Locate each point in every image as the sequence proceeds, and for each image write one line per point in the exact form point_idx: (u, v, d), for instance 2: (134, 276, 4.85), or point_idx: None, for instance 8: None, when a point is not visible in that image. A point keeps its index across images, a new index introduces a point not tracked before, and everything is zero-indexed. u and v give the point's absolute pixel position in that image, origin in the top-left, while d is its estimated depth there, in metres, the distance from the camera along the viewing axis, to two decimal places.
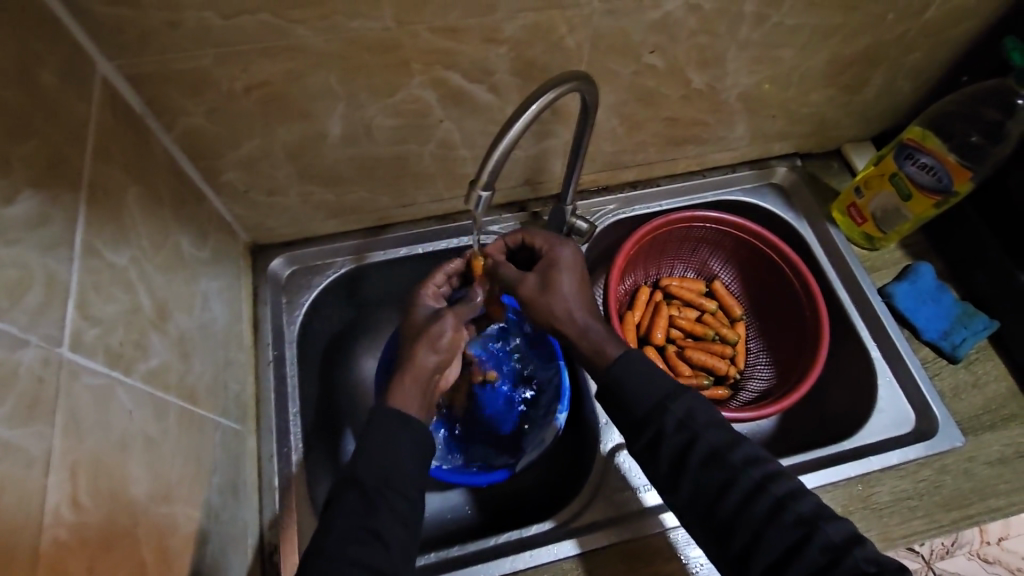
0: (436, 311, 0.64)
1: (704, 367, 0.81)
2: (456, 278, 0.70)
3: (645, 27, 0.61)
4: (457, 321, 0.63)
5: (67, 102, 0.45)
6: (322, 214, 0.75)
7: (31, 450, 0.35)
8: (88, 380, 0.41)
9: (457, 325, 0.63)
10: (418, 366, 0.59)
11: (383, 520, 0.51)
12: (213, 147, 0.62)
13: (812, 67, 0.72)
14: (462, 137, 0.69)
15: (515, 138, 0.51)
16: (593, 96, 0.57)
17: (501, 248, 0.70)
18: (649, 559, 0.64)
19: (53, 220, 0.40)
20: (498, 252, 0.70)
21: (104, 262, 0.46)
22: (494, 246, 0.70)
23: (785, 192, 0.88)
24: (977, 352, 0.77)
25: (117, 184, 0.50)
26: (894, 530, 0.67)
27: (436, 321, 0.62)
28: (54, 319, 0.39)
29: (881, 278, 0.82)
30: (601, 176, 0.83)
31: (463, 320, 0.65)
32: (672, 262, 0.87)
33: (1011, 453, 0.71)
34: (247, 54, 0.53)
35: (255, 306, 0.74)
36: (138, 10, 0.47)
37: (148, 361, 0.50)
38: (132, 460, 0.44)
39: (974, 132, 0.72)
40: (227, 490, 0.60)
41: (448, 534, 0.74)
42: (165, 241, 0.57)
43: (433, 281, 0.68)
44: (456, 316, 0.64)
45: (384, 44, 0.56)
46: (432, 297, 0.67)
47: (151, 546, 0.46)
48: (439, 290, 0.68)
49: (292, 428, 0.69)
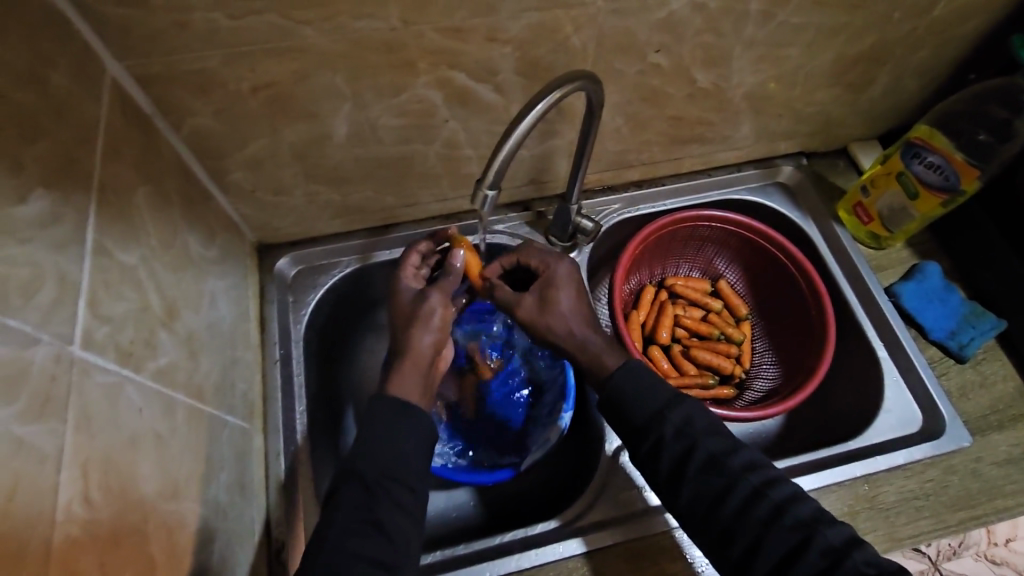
0: (423, 290, 0.64)
1: (709, 366, 0.81)
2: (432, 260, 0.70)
3: (650, 27, 0.61)
4: (444, 296, 0.62)
5: (78, 101, 0.45)
6: (328, 213, 0.76)
7: (43, 448, 0.35)
8: (98, 377, 0.41)
9: (445, 301, 0.62)
10: (415, 349, 0.59)
11: (385, 510, 0.51)
12: (220, 147, 0.62)
13: (818, 66, 0.72)
14: (467, 137, 0.69)
15: (521, 138, 0.51)
16: (599, 96, 0.57)
17: (498, 270, 0.70)
18: (655, 558, 0.64)
19: (65, 219, 0.41)
20: (494, 274, 0.70)
21: (114, 261, 0.46)
22: (489, 269, 0.70)
23: (791, 192, 0.88)
24: (984, 352, 0.77)
25: (126, 184, 0.50)
26: (901, 530, 0.67)
27: (423, 300, 0.62)
28: (66, 318, 0.39)
29: (887, 278, 0.81)
30: (606, 175, 0.83)
31: (449, 293, 0.64)
32: (677, 261, 0.87)
33: (1018, 454, 0.71)
34: (255, 54, 0.54)
35: (261, 305, 0.74)
36: (145, 11, 0.48)
37: (157, 359, 0.50)
38: (142, 458, 0.45)
39: (982, 128, 0.72)
40: (234, 488, 0.60)
41: (452, 532, 0.74)
42: (174, 240, 0.57)
43: (408, 263, 0.67)
44: (443, 292, 0.63)
45: (389, 44, 0.56)
46: (411, 278, 0.66)
47: (159, 542, 0.46)
48: (417, 271, 0.68)
49: (298, 426, 0.69)
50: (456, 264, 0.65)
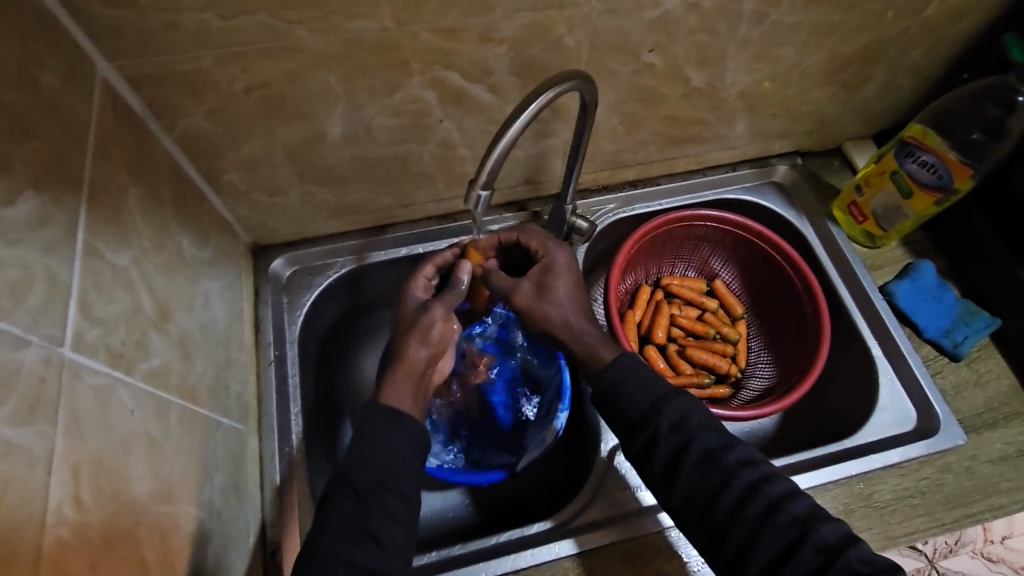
0: (426, 301, 0.64)
1: (704, 365, 0.81)
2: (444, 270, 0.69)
3: (644, 26, 0.61)
4: (446, 311, 0.62)
5: (69, 102, 0.45)
6: (323, 214, 0.75)
7: (33, 450, 0.35)
8: (89, 379, 0.41)
9: (446, 316, 0.62)
10: (409, 360, 0.59)
11: (377, 516, 0.51)
12: (213, 148, 0.62)
13: (812, 65, 0.72)
14: (461, 137, 0.69)
15: (513, 139, 0.51)
16: (592, 95, 0.57)
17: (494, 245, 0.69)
18: (649, 557, 0.64)
19: (54, 219, 0.41)
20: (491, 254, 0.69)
21: (105, 262, 0.46)
22: (484, 247, 0.69)
23: (786, 191, 0.88)
24: (978, 350, 0.77)
25: (118, 185, 0.50)
26: (896, 528, 0.67)
27: (425, 313, 0.62)
28: (56, 319, 0.39)
29: (881, 277, 0.81)
30: (601, 175, 0.83)
31: (451, 308, 0.63)
32: (672, 261, 0.87)
33: (1012, 451, 0.71)
34: (246, 55, 0.53)
35: (256, 306, 0.74)
36: (136, 11, 0.48)
37: (150, 361, 0.50)
38: (134, 461, 0.45)
39: (975, 127, 0.72)
40: (229, 491, 0.60)
41: (447, 532, 0.74)
42: (167, 241, 0.57)
43: (422, 273, 0.67)
44: (446, 305, 0.63)
45: (382, 44, 0.56)
46: (422, 289, 0.66)
47: (152, 545, 0.46)
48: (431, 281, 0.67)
49: (293, 427, 0.69)
50: (462, 283, 0.64)
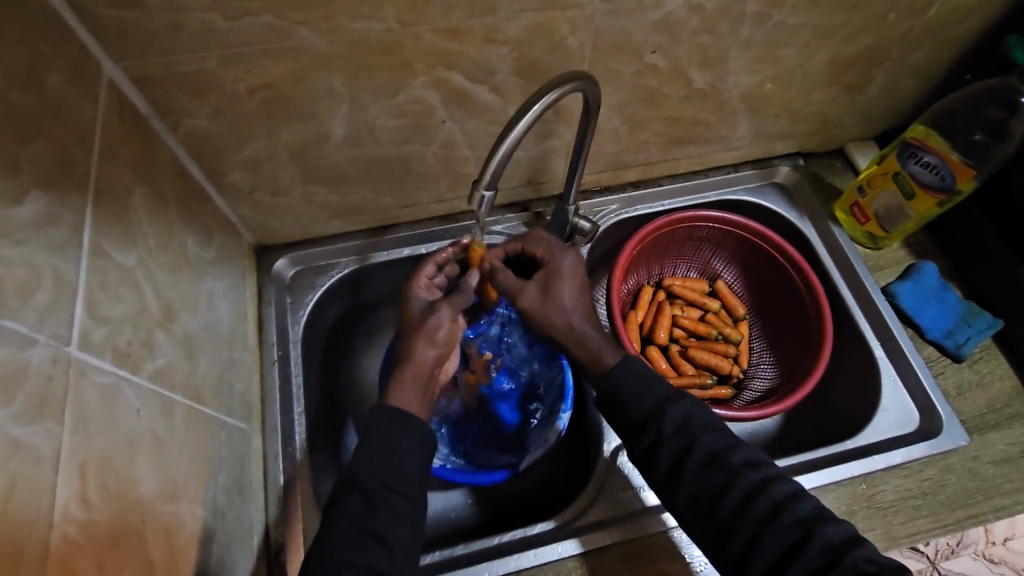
0: (432, 303, 0.64)
1: (707, 366, 0.81)
2: (448, 270, 0.69)
3: (647, 27, 0.61)
4: (453, 312, 0.63)
5: (76, 103, 0.45)
6: (325, 214, 0.76)
7: (40, 448, 0.35)
8: (95, 378, 0.41)
9: (453, 316, 0.63)
10: (417, 361, 0.59)
11: (385, 520, 0.51)
12: (217, 148, 0.62)
13: (815, 67, 0.72)
14: (465, 138, 0.69)
15: (517, 140, 0.51)
16: (595, 96, 0.57)
17: (500, 255, 0.69)
18: (653, 557, 0.64)
19: (60, 220, 0.41)
20: (496, 259, 0.69)
21: (111, 262, 0.46)
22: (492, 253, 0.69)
23: (788, 192, 0.88)
24: (981, 351, 0.77)
25: (124, 185, 0.50)
26: (899, 529, 0.67)
27: (432, 313, 0.62)
28: (62, 318, 0.39)
29: (883, 278, 0.82)
30: (604, 176, 0.83)
31: (458, 310, 0.64)
32: (675, 262, 0.87)
33: (1015, 452, 0.71)
34: (251, 55, 0.54)
35: (260, 306, 0.75)
36: (142, 12, 0.48)
37: (155, 360, 0.50)
38: (140, 459, 0.45)
39: (977, 128, 0.72)
40: (233, 489, 0.60)
41: (450, 533, 0.74)
42: (172, 241, 0.57)
43: (424, 273, 0.67)
44: (453, 306, 0.63)
45: (386, 45, 0.56)
46: (425, 290, 0.66)
47: (157, 544, 0.46)
48: (432, 281, 0.68)
49: (296, 427, 0.69)
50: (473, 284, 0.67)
